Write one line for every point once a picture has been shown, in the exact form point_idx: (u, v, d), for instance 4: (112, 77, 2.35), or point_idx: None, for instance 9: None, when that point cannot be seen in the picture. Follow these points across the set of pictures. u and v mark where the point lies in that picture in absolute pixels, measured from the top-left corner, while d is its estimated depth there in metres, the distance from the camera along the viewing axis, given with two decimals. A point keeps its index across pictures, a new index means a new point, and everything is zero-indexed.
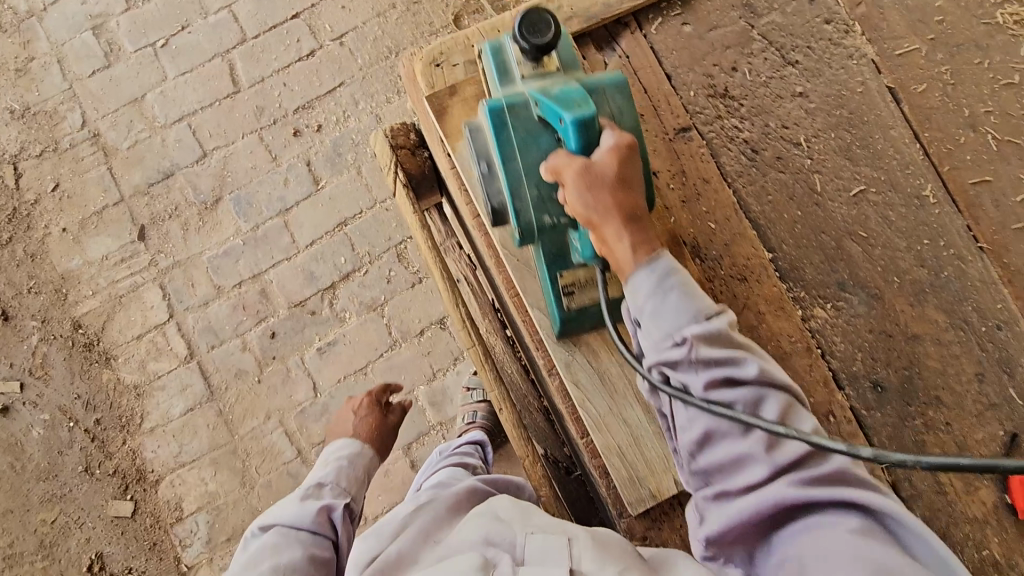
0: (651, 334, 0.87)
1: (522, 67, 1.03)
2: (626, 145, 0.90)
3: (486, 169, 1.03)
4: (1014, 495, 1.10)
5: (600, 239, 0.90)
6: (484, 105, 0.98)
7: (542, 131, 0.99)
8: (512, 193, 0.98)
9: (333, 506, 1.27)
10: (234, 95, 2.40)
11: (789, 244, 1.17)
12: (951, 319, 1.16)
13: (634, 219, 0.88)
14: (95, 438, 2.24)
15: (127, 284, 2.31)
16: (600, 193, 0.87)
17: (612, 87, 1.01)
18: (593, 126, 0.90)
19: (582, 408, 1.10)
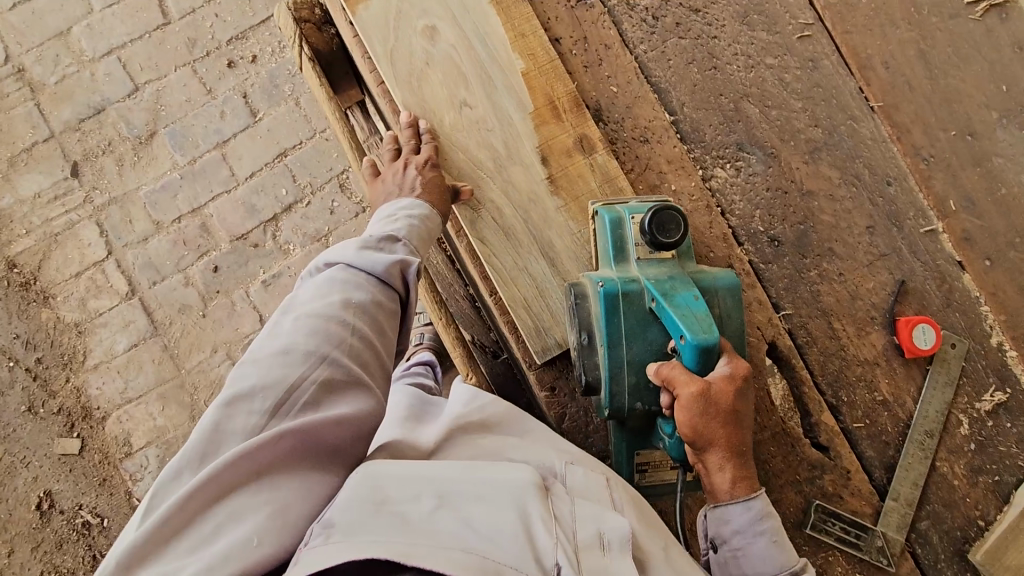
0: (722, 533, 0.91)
1: (639, 247, 0.98)
2: (742, 373, 0.87)
3: (586, 340, 1.01)
4: (900, 335, 1.17)
5: (698, 452, 0.89)
6: (601, 290, 0.95)
7: (651, 322, 0.95)
8: (611, 373, 0.96)
9: (411, 262, 0.92)
10: (164, 26, 2.35)
11: (689, 108, 1.21)
12: (843, 176, 1.22)
13: (736, 449, 0.88)
14: (37, 377, 2.21)
15: (63, 222, 2.27)
16: (706, 418, 0.85)
17: (724, 287, 0.97)
18: (714, 350, 0.86)
19: (487, 262, 1.10)
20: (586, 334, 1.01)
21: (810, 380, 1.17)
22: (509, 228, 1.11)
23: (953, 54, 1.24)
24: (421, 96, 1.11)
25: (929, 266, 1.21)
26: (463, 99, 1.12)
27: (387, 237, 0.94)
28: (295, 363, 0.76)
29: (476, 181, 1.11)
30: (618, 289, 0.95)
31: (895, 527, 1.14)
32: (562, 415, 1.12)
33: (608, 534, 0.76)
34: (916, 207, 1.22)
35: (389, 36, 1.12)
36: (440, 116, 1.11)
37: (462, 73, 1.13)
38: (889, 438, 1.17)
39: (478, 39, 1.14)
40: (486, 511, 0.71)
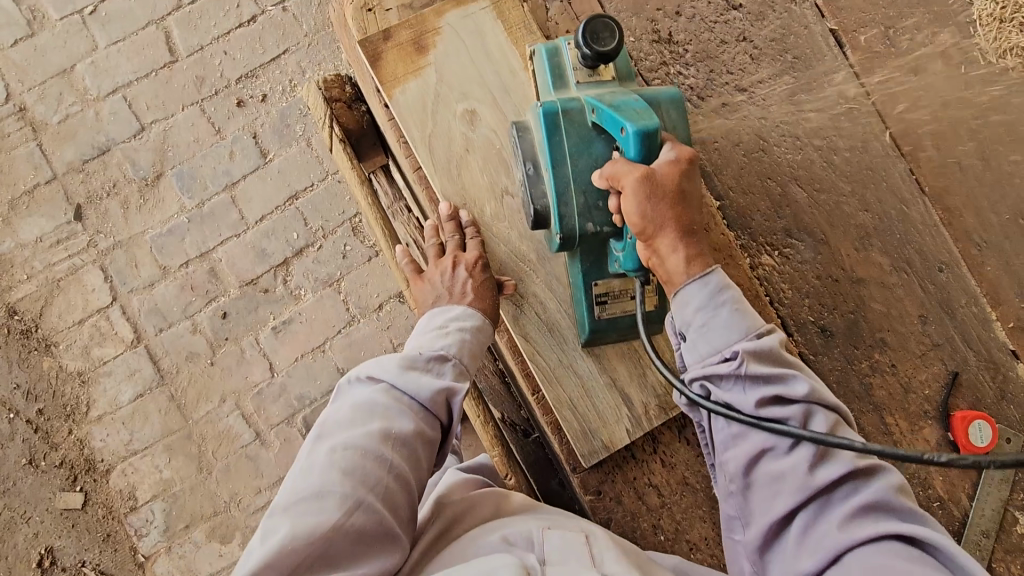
0: (697, 346, 0.82)
1: (578, 73, 0.94)
2: (689, 156, 0.83)
3: (532, 171, 0.96)
4: (955, 431, 1.12)
5: (647, 238, 0.83)
6: (538, 107, 0.90)
7: (594, 137, 0.91)
8: (558, 197, 0.91)
9: (458, 389, 0.84)
10: (171, 64, 2.28)
11: (736, 193, 1.16)
12: (894, 262, 1.17)
13: (687, 229, 0.82)
14: (39, 428, 2.13)
15: (65, 267, 2.20)
16: (655, 198, 0.79)
17: (669, 99, 0.93)
18: (657, 139, 0.82)
19: (531, 361, 1.04)
20: (531, 165, 0.97)
21: None
22: (554, 323, 1.05)
23: (1006, 134, 1.20)
24: (461, 184, 1.05)
25: (982, 355, 1.17)
26: (505, 187, 1.06)
27: (431, 353, 0.86)
28: (326, 508, 0.68)
29: (518, 272, 1.05)
30: (558, 109, 0.91)
31: None
32: (607, 520, 1.06)
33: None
34: (968, 293, 1.18)
35: (427, 121, 1.05)
36: (479, 203, 1.05)
37: (503, 158, 1.06)
38: None
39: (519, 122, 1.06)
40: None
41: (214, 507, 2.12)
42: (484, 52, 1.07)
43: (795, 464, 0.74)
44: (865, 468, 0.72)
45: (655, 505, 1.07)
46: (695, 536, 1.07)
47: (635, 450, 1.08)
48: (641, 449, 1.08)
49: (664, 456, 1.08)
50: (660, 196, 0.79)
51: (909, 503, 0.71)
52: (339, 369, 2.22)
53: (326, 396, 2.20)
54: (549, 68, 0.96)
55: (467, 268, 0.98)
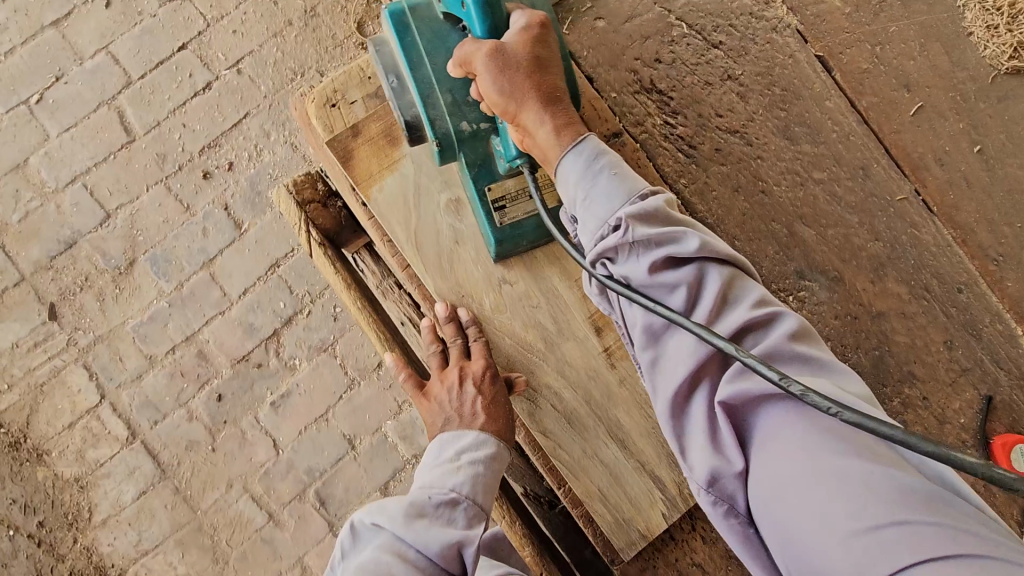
0: (585, 223, 0.76)
1: None
2: (537, 22, 0.80)
3: (397, 83, 0.91)
4: (998, 458, 1.09)
5: (512, 118, 0.79)
6: (384, 8, 0.88)
7: (449, 35, 0.88)
8: (424, 97, 0.87)
9: (472, 539, 0.78)
10: (130, 145, 2.19)
11: (741, 240, 1.10)
12: (912, 289, 1.13)
13: (552, 98, 0.78)
14: (42, 542, 2.04)
15: (47, 371, 2.10)
16: (508, 69, 0.76)
17: None
18: (500, 10, 0.81)
19: (554, 457, 0.98)
20: (395, 79, 0.92)
21: None
22: (571, 412, 0.99)
23: (1008, 139, 1.16)
24: (455, 279, 0.99)
25: (1016, 374, 1.12)
26: (501, 276, 1.00)
27: (440, 496, 0.83)
28: None
29: (526, 361, 0.99)
30: (405, 9, 0.89)
31: None
32: None
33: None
34: (992, 311, 1.13)
35: (410, 217, 1.00)
36: (478, 296, 0.99)
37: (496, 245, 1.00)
38: None
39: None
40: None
41: None
42: None
43: (689, 337, 0.69)
44: (761, 320, 0.67)
45: None
46: None
47: (673, 529, 1.02)
48: (679, 527, 1.03)
49: (704, 531, 1.03)
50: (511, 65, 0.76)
51: (808, 349, 0.66)
52: (345, 436, 2.15)
53: (337, 465, 2.13)
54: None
55: (473, 382, 0.94)
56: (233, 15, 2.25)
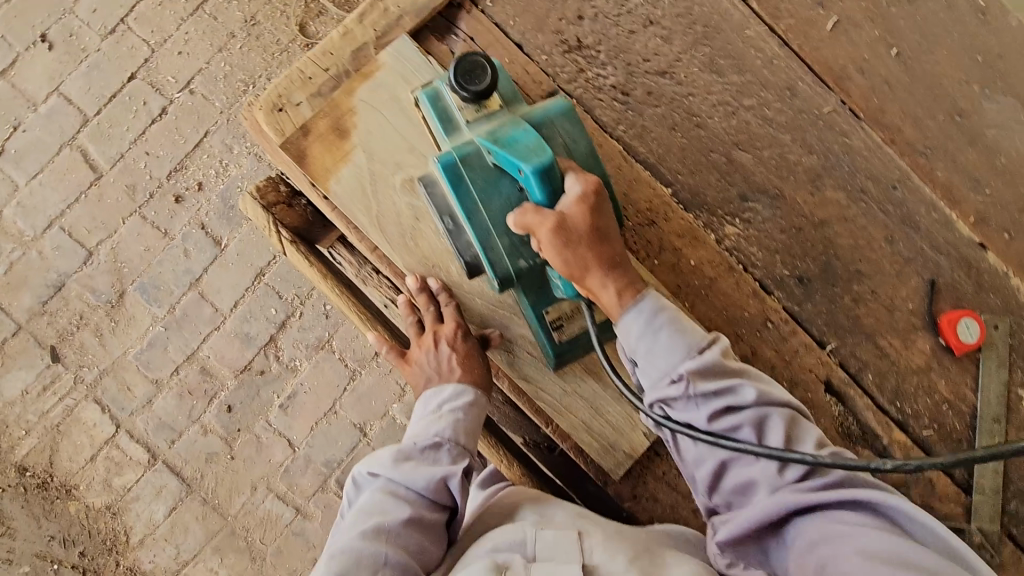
0: (650, 374, 0.94)
1: (464, 110, 0.97)
2: (593, 186, 0.89)
3: (451, 224, 0.98)
4: (945, 334, 1.18)
5: (579, 282, 0.93)
6: (437, 163, 0.92)
7: (498, 175, 0.93)
8: (483, 245, 0.94)
9: (452, 473, 0.93)
10: (98, 181, 2.23)
11: (684, 175, 1.17)
12: (850, 194, 1.20)
13: (611, 265, 0.91)
14: (86, 570, 2.14)
15: (59, 410, 2.17)
16: (572, 247, 0.89)
17: (559, 115, 0.97)
18: (554, 171, 0.88)
19: (538, 399, 1.07)
20: (448, 218, 0.99)
21: (873, 404, 1.18)
22: (548, 357, 1.07)
23: (921, 39, 1.23)
24: (420, 252, 1.06)
25: (955, 255, 1.22)
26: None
27: (424, 443, 0.96)
28: None
29: (500, 318, 1.07)
30: (455, 157, 0.93)
31: (989, 518, 1.18)
32: (651, 519, 1.10)
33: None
34: (925, 202, 1.22)
35: (370, 202, 1.06)
36: (445, 264, 1.06)
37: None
38: (960, 434, 1.20)
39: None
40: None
41: None
42: (409, 121, 1.07)
43: (764, 470, 0.92)
44: (824, 455, 0.89)
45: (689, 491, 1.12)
46: None
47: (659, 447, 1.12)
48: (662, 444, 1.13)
49: None
50: (575, 244, 0.88)
51: (864, 489, 0.88)
52: (356, 425, 2.24)
53: (353, 453, 2.23)
54: (437, 114, 0.98)
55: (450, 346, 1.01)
56: (175, 37, 2.27)
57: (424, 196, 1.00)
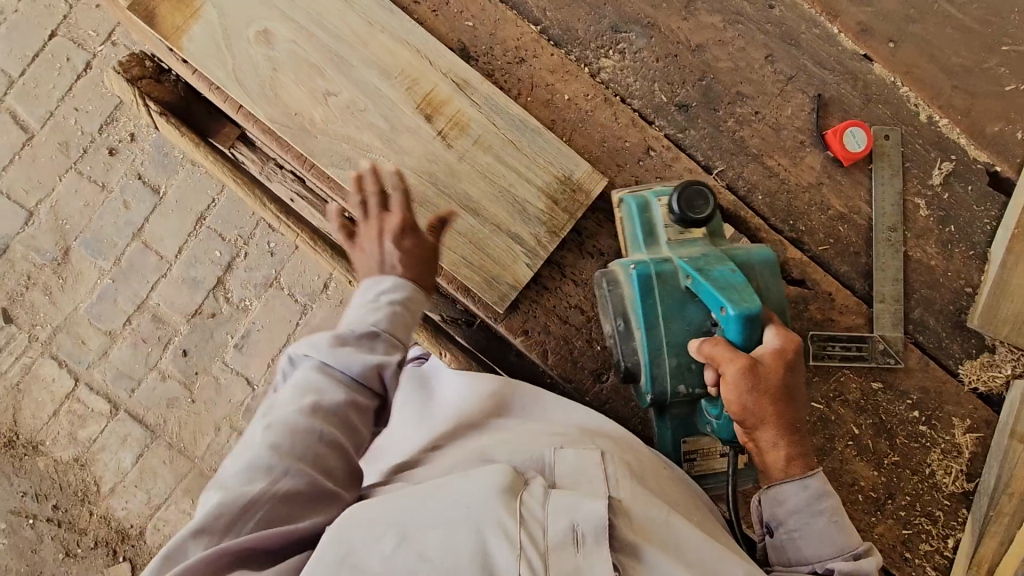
0: (787, 548, 0.89)
1: (668, 229, 1.05)
2: (793, 345, 0.91)
3: (622, 326, 1.04)
4: (833, 147, 1.17)
5: (744, 422, 0.91)
6: (636, 271, 1.00)
7: (688, 301, 1.00)
8: (651, 359, 1.00)
9: (389, 363, 0.83)
10: (30, 141, 2.24)
11: (552, 12, 1.16)
12: (726, 16, 1.18)
13: (791, 427, 0.90)
14: (62, 522, 2.18)
15: (18, 370, 2.21)
16: (756, 393, 0.88)
17: (760, 262, 1.03)
18: (757, 320, 0.91)
19: None
20: (620, 320, 1.05)
21: (766, 225, 1.18)
22: (421, 196, 1.07)
23: None
24: (282, 102, 1.06)
25: (841, 70, 1.19)
26: (325, 89, 1.07)
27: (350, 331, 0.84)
28: (257, 476, 0.74)
29: (370, 164, 1.07)
30: (652, 270, 1.01)
31: (892, 326, 1.19)
32: (545, 352, 1.12)
33: (585, 526, 0.71)
34: (806, 18, 1.19)
35: (226, 56, 1.06)
36: (308, 112, 1.06)
37: (313, 63, 1.07)
38: (858, 248, 1.20)
39: (314, 26, 1.08)
40: (445, 538, 0.69)
41: None
42: None
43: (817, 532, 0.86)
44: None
45: (582, 322, 1.13)
46: None
47: (547, 281, 1.13)
48: (550, 278, 1.13)
49: (575, 277, 1.13)
50: (759, 389, 0.88)
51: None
52: None
53: None
54: (642, 225, 1.07)
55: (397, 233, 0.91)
56: None
57: (600, 291, 1.06)
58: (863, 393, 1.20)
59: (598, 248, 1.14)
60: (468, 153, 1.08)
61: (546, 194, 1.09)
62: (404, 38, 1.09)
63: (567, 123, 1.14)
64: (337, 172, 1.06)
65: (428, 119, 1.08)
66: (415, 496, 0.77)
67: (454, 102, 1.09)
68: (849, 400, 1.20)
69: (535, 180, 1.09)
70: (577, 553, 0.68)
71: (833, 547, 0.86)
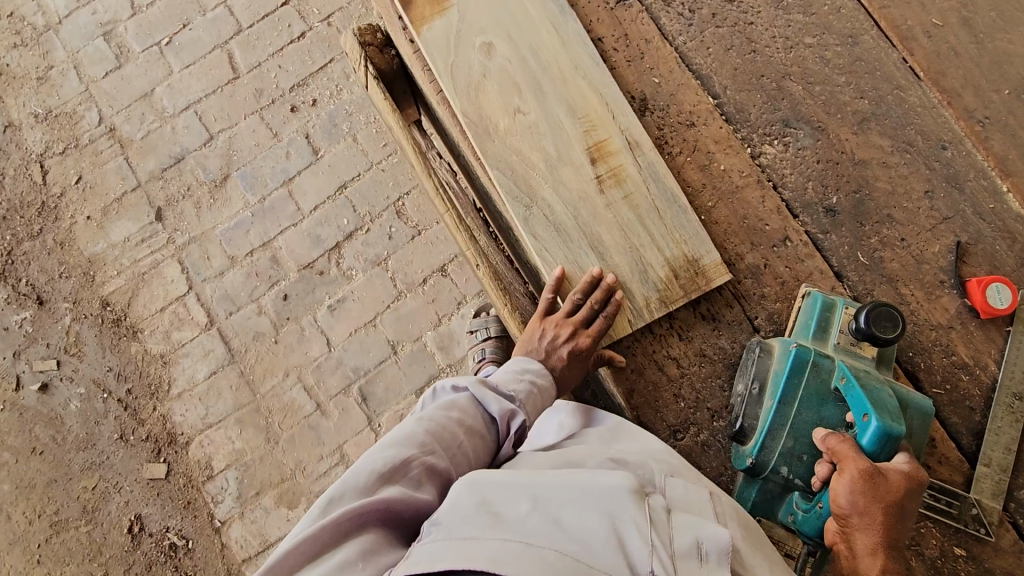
0: None
1: (841, 335, 1.08)
2: (920, 478, 0.92)
3: (755, 392, 1.07)
4: (973, 297, 1.14)
5: (847, 524, 0.91)
6: (796, 350, 1.03)
7: (830, 400, 1.02)
8: (768, 429, 1.03)
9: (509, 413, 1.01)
10: (234, 80, 2.58)
11: (733, 91, 1.25)
12: (895, 142, 1.22)
13: (891, 542, 0.90)
14: (128, 406, 2.37)
15: (148, 262, 2.47)
16: (871, 498, 0.89)
17: (916, 408, 1.02)
18: (897, 441, 0.93)
19: (539, 256, 1.16)
20: (756, 384, 1.07)
21: None
22: (560, 223, 1.16)
23: (998, 17, 1.24)
24: (479, 104, 1.21)
25: (998, 225, 1.18)
26: (518, 107, 1.21)
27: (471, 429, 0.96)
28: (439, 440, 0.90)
29: (527, 182, 1.17)
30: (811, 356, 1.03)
31: (991, 495, 1.10)
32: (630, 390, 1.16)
33: (707, 546, 0.81)
34: (976, 168, 1.21)
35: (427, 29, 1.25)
36: (494, 123, 1.20)
37: (517, 83, 1.22)
38: (974, 404, 1.14)
39: (529, 61, 1.23)
40: (576, 512, 0.78)
41: (280, 474, 2.27)
42: None
43: None
44: None
45: (675, 375, 1.16)
46: (717, 403, 1.15)
47: (653, 326, 1.17)
48: (659, 325, 1.18)
49: (681, 332, 1.17)
50: (875, 497, 0.89)
51: None
52: (389, 341, 2.36)
53: (380, 366, 2.34)
54: (818, 316, 1.10)
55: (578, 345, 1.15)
56: None
57: (754, 356, 1.09)
58: (942, 554, 1.09)
59: (710, 313, 1.18)
60: (619, 212, 1.17)
61: (668, 263, 1.15)
62: (597, 95, 1.21)
63: (716, 190, 1.21)
64: (496, 174, 1.18)
65: (600, 181, 1.18)
66: (541, 470, 0.88)
67: (621, 156, 1.19)
68: (926, 556, 1.09)
69: (665, 250, 1.15)
70: (700, 567, 0.79)
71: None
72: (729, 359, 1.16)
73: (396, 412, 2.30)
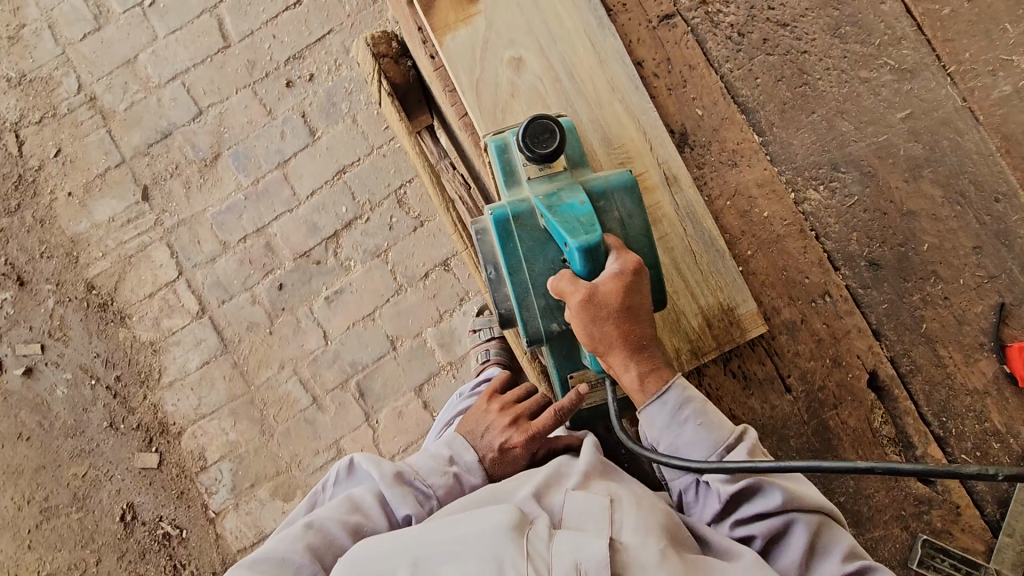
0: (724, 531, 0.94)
1: (528, 168, 0.99)
2: (632, 268, 0.87)
3: (494, 273, 1.02)
4: (1013, 364, 1.09)
5: (601, 354, 0.90)
6: (491, 217, 0.96)
7: (549, 242, 0.95)
8: (520, 302, 0.96)
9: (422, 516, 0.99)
10: (224, 50, 2.40)
11: (779, 127, 1.16)
12: (947, 193, 1.14)
13: (637, 346, 0.89)
14: (117, 394, 2.30)
15: (135, 244, 2.35)
16: (599, 322, 0.86)
17: (618, 190, 0.96)
18: (599, 252, 0.87)
19: None
20: (492, 264, 1.02)
21: (915, 411, 1.12)
22: None
23: None
24: (505, 126, 1.11)
25: None
26: None
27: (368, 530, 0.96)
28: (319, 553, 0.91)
29: None
30: (509, 213, 0.96)
31: (1011, 566, 1.07)
32: None
33: (589, 564, 0.77)
34: None
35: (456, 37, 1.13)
36: None
37: (547, 104, 1.12)
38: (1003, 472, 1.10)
39: (562, 79, 1.12)
40: (455, 567, 0.77)
41: (275, 467, 2.23)
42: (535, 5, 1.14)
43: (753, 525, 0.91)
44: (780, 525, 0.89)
45: None
46: None
47: None
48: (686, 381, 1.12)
49: (711, 389, 1.12)
50: (602, 319, 0.86)
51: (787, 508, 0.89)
52: (388, 336, 2.29)
53: (379, 361, 2.28)
54: (501, 165, 1.03)
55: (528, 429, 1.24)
56: None
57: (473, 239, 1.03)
58: None
59: (742, 370, 1.12)
60: None
61: (703, 314, 1.10)
62: (635, 125, 1.12)
63: (756, 238, 1.13)
64: None
65: None
66: (423, 526, 0.86)
67: (659, 193, 1.11)
68: None
69: (700, 298, 1.09)
70: None
71: (703, 449, 0.92)
72: (753, 417, 1.11)
73: (395, 408, 2.25)
